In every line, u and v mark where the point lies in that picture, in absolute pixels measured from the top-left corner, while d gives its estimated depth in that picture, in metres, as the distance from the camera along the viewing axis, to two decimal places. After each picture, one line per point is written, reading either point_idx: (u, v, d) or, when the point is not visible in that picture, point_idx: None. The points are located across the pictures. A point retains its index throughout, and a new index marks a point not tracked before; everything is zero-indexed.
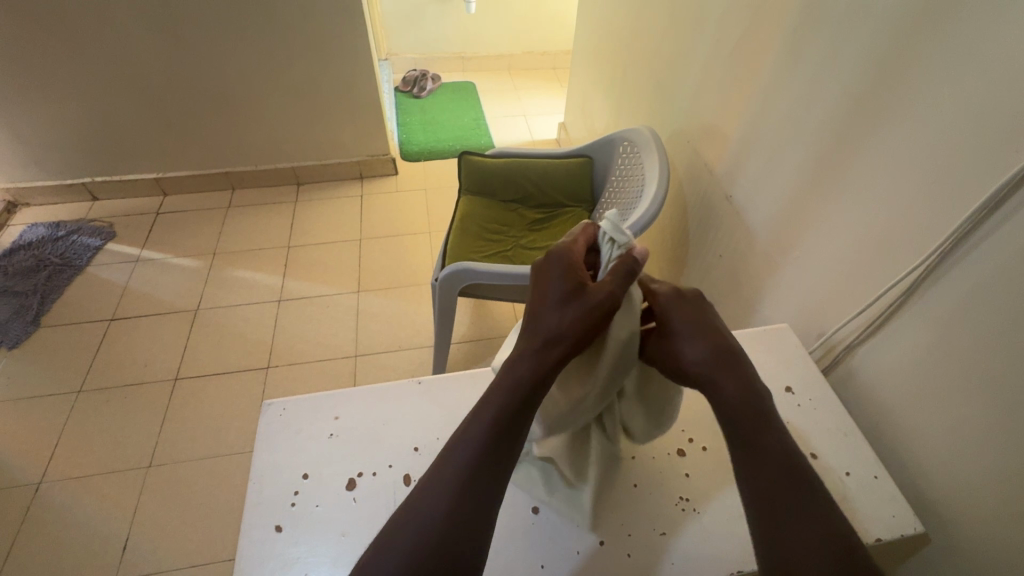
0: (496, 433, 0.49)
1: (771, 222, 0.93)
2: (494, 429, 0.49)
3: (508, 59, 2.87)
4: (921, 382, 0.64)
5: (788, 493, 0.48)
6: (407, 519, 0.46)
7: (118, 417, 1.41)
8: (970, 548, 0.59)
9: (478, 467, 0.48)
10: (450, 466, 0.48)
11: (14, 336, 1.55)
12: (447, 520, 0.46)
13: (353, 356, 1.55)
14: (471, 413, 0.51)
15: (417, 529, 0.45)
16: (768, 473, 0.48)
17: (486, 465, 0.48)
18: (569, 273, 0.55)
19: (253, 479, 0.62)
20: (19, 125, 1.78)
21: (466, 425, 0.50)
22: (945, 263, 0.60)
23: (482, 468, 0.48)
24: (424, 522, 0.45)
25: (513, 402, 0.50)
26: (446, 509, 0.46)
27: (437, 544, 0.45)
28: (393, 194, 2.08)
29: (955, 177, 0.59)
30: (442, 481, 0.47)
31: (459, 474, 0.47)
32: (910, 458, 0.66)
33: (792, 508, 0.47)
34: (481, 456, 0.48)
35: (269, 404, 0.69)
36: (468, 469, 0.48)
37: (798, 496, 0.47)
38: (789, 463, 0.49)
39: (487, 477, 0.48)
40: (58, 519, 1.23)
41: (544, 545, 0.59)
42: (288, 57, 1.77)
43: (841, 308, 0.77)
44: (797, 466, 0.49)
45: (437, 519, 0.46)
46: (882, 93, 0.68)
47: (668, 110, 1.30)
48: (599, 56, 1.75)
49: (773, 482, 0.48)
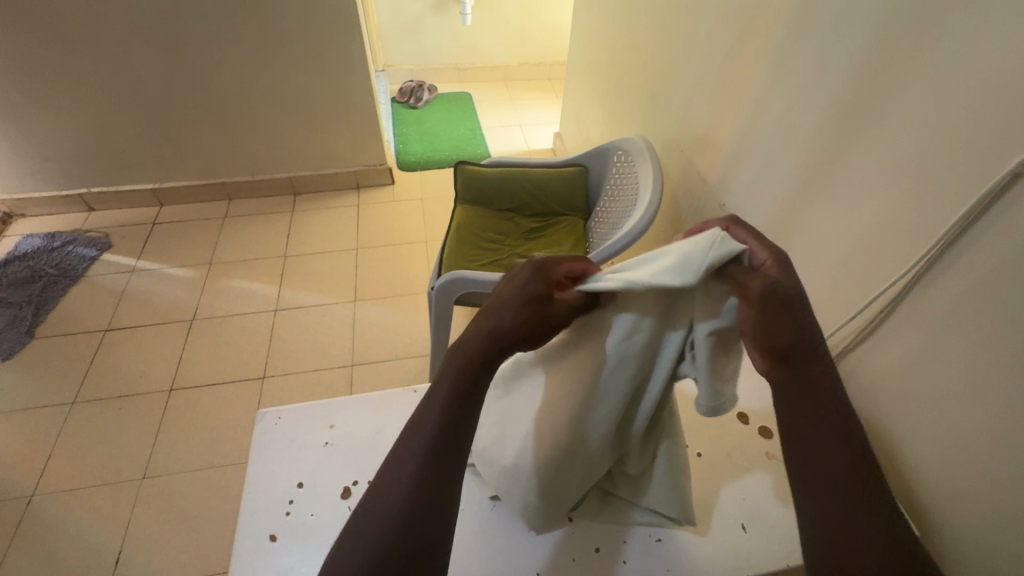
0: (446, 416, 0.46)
1: (763, 230, 0.94)
2: (445, 419, 0.46)
3: (504, 69, 2.90)
4: (910, 387, 0.65)
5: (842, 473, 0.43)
6: (365, 515, 0.43)
7: (112, 427, 1.40)
8: (962, 554, 0.59)
9: (428, 463, 0.44)
10: (405, 460, 0.44)
11: (8, 347, 1.54)
12: (398, 514, 0.42)
13: (350, 365, 1.55)
14: (423, 403, 0.47)
15: (370, 521, 0.42)
16: (824, 448, 0.44)
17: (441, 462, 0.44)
18: (537, 273, 0.52)
19: (247, 489, 0.62)
20: (15, 136, 1.78)
21: (419, 412, 0.47)
22: (932, 270, 0.61)
23: (440, 456, 0.45)
24: (379, 515, 0.42)
25: (462, 391, 0.47)
26: (409, 495, 0.43)
27: (398, 530, 0.41)
28: (390, 203, 2.09)
29: (944, 183, 0.60)
30: (400, 467, 0.44)
31: (411, 470, 0.44)
32: (900, 462, 0.67)
33: (849, 493, 0.43)
34: (435, 446, 0.45)
35: (264, 413, 0.69)
36: (426, 453, 0.44)
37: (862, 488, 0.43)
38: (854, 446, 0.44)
39: (439, 477, 0.44)
40: (50, 532, 1.22)
41: (535, 552, 0.59)
42: (285, 69, 1.79)
43: (834, 316, 0.78)
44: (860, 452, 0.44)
45: (387, 516, 0.42)
46: (871, 100, 0.70)
47: (661, 118, 1.32)
48: (594, 66, 1.77)
49: (830, 460, 0.44)
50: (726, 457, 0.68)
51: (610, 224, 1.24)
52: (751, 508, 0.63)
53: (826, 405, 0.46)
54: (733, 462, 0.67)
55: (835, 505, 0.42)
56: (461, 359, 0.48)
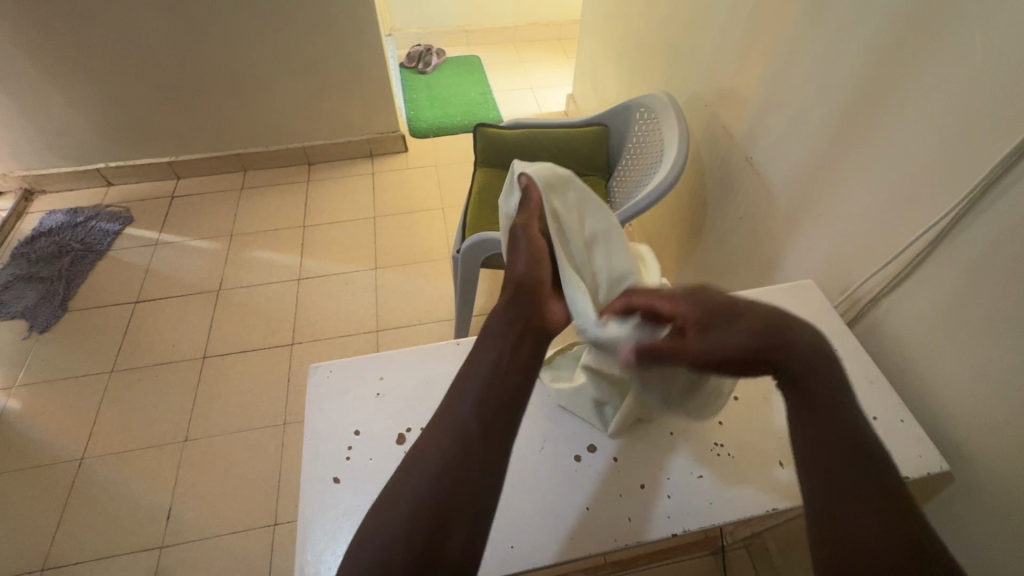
0: (472, 423, 0.51)
1: (791, 184, 0.95)
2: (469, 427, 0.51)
3: (512, 31, 2.83)
4: (943, 330, 0.67)
5: (844, 479, 0.49)
6: (389, 508, 0.48)
7: (151, 394, 1.45)
8: (989, 483, 0.62)
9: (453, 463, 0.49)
10: (427, 461, 0.49)
11: (44, 320, 1.58)
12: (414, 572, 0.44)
13: (375, 331, 1.58)
14: (448, 406, 0.53)
15: (392, 533, 0.46)
16: (822, 440, 0.51)
17: (449, 481, 0.48)
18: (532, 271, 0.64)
19: (308, 437, 0.66)
20: (31, 112, 1.78)
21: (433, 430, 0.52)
22: (973, 211, 0.61)
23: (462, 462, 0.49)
24: (400, 511, 0.47)
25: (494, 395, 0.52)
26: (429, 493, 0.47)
27: (418, 521, 0.46)
28: (404, 171, 2.09)
29: (986, 125, 0.59)
30: (427, 464, 0.49)
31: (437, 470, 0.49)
32: (932, 401, 0.70)
33: (856, 499, 0.48)
34: (459, 450, 0.50)
35: (316, 366, 0.72)
36: (450, 456, 0.49)
37: (871, 489, 0.48)
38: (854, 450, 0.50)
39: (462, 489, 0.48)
40: (103, 493, 1.28)
41: (581, 484, 0.64)
42: (294, 36, 1.75)
43: (866, 264, 0.79)
44: (863, 458, 0.50)
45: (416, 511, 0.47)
46: (908, 44, 0.68)
47: (683, 75, 1.30)
48: (610, 24, 1.73)
49: (827, 452, 0.50)
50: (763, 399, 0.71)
51: (634, 183, 1.25)
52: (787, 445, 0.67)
53: (817, 399, 0.52)
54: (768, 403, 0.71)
55: (836, 494, 0.49)
56: (486, 354, 0.55)
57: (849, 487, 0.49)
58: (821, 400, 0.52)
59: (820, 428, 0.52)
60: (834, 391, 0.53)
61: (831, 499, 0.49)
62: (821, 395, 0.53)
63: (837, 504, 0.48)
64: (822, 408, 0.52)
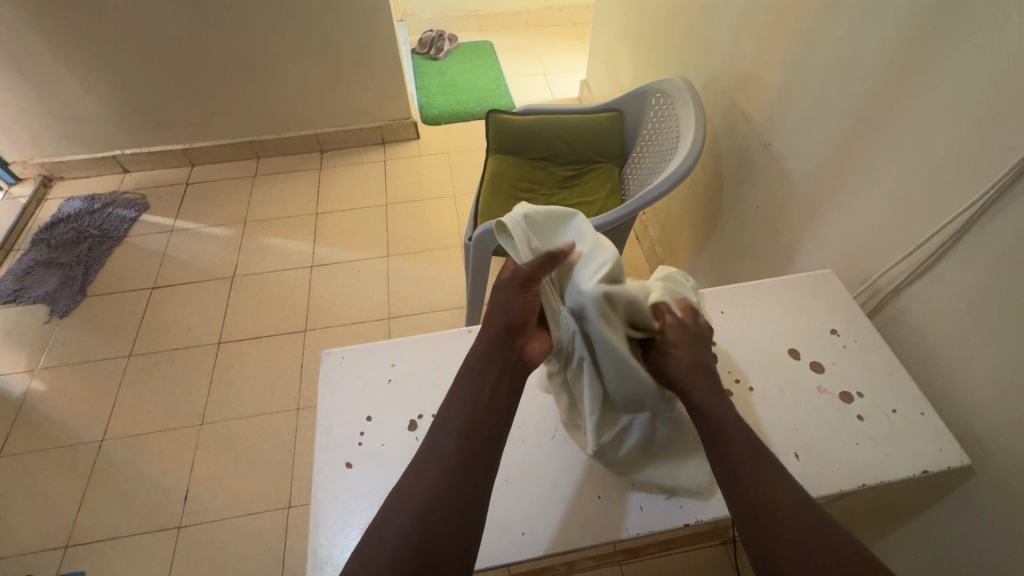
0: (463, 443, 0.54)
1: (811, 171, 0.92)
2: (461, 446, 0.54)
3: (525, 15, 2.79)
4: (969, 322, 0.65)
5: (768, 499, 0.52)
6: (390, 518, 0.50)
7: (168, 378, 1.47)
8: (1012, 478, 0.61)
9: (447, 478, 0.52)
10: (423, 476, 0.52)
11: (64, 305, 1.61)
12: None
13: (387, 319, 1.59)
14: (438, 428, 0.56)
15: (393, 543, 0.48)
16: (741, 468, 0.54)
17: (445, 495, 0.51)
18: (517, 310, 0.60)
19: (321, 422, 0.66)
20: (48, 100, 1.80)
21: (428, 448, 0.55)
22: (1003, 199, 0.59)
23: (457, 476, 0.52)
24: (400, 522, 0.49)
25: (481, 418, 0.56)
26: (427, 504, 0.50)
27: (417, 530, 0.49)
28: (415, 158, 2.08)
29: (1018, 109, 0.56)
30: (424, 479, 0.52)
31: (433, 484, 0.52)
32: (954, 394, 0.68)
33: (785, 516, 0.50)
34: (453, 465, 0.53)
35: (328, 353, 0.73)
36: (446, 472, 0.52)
37: (791, 502, 0.51)
38: (768, 470, 0.53)
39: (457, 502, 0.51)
40: (123, 473, 1.31)
41: (593, 472, 0.65)
42: (306, 22, 1.74)
43: (888, 253, 0.77)
44: (778, 474, 0.53)
45: (414, 524, 0.49)
46: (938, 24, 0.64)
47: (701, 59, 1.26)
48: (625, 7, 1.69)
49: (748, 475, 0.53)
50: (777, 390, 0.70)
51: (648, 171, 1.23)
52: (803, 436, 0.66)
53: (722, 430, 0.57)
54: (783, 394, 0.70)
55: (767, 514, 0.51)
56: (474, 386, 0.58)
57: (774, 504, 0.51)
58: (725, 430, 0.57)
59: (735, 457, 0.55)
60: (735, 422, 0.57)
61: (763, 522, 0.51)
62: (726, 425, 0.57)
63: (767, 525, 0.50)
64: (726, 437, 0.56)
